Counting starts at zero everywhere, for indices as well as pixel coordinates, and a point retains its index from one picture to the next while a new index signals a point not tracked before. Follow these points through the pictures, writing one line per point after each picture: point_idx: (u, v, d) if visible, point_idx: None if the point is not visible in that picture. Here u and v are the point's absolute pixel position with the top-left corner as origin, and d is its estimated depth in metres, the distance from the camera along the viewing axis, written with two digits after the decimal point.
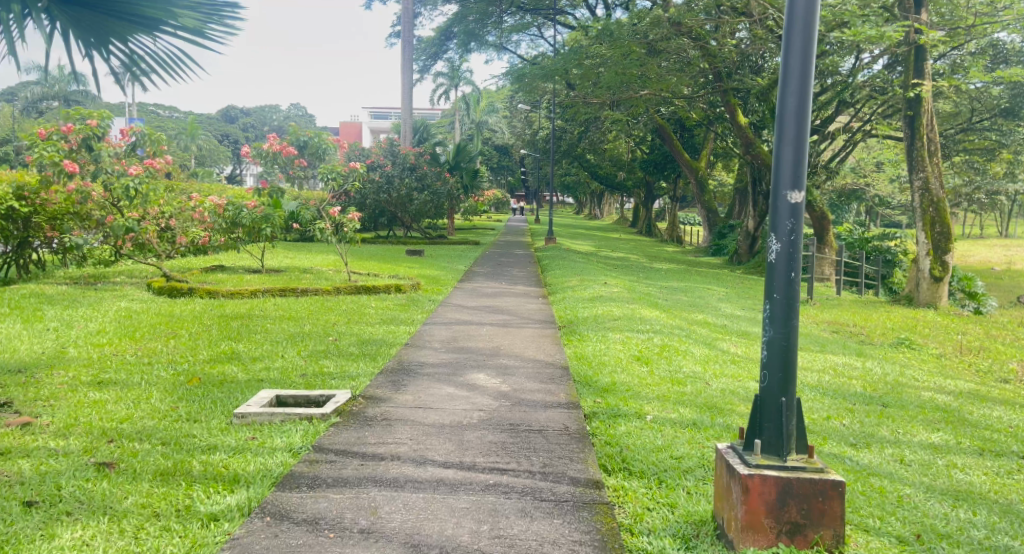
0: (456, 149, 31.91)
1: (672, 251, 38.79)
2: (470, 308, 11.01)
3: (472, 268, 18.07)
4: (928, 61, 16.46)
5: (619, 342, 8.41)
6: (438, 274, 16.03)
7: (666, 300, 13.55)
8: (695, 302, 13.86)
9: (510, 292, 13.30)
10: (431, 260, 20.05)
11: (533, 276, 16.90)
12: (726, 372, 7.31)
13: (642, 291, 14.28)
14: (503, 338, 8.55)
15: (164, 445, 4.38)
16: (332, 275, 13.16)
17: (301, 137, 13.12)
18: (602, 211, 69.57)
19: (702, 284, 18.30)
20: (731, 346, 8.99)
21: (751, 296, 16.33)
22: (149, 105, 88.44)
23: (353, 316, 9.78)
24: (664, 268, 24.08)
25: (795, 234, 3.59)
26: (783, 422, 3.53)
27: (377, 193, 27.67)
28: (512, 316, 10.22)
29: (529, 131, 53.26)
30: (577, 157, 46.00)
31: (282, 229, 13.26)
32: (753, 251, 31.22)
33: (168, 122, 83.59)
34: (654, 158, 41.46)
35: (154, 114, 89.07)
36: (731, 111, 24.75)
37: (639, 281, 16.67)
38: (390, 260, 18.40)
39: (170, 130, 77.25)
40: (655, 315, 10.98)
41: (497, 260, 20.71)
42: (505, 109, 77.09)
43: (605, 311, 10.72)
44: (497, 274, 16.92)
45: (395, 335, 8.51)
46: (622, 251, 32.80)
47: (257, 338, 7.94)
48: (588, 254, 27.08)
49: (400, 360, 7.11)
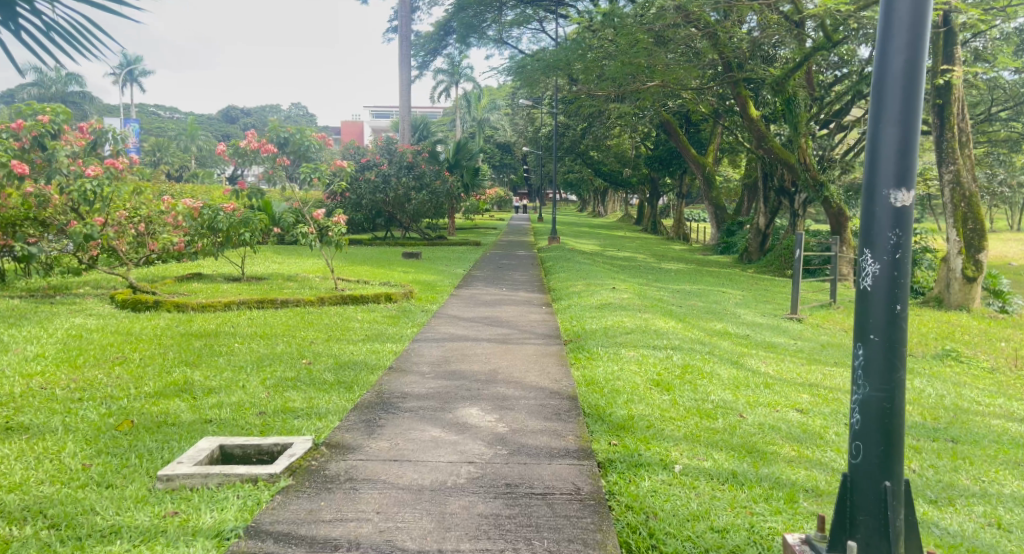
0: (457, 147, 30.96)
1: (678, 249, 37.72)
2: (467, 320, 9.98)
3: (471, 272, 17.06)
4: (958, 46, 15.43)
5: (634, 364, 7.40)
6: (434, 279, 15.02)
7: (679, 306, 12.53)
8: (711, 308, 12.82)
9: (511, 299, 12.28)
10: (430, 263, 19.07)
11: (537, 280, 15.91)
12: (760, 400, 6.29)
13: (654, 296, 13.26)
14: (503, 358, 7.52)
15: (53, 529, 3.43)
16: (318, 283, 12.16)
17: (281, 134, 11.89)
18: (606, 208, 68.52)
19: (715, 287, 17.25)
20: (760, 364, 7.97)
21: (769, 299, 15.30)
22: (149, 106, 87.68)
23: (334, 333, 8.71)
24: (673, 269, 23.08)
25: (900, 251, 2.85)
26: (890, 517, 2.82)
27: (374, 193, 26.67)
28: (513, 330, 9.19)
29: (530, 128, 52.22)
30: (580, 153, 44.94)
31: (264, 234, 12.24)
32: (764, 249, 30.17)
33: (167, 124, 82.80)
34: (660, 154, 40.44)
35: (154, 115, 88.35)
36: (742, 103, 23.66)
37: (650, 285, 15.64)
38: (384, 266, 17.37)
39: (169, 132, 76.50)
40: (671, 326, 9.95)
41: (498, 262, 19.76)
42: (506, 106, 76.07)
43: (616, 323, 9.71)
44: (499, 279, 15.94)
45: (378, 357, 7.45)
46: (627, 250, 31.72)
47: (218, 362, 6.85)
48: (593, 254, 26.03)
49: (380, 392, 6.07)
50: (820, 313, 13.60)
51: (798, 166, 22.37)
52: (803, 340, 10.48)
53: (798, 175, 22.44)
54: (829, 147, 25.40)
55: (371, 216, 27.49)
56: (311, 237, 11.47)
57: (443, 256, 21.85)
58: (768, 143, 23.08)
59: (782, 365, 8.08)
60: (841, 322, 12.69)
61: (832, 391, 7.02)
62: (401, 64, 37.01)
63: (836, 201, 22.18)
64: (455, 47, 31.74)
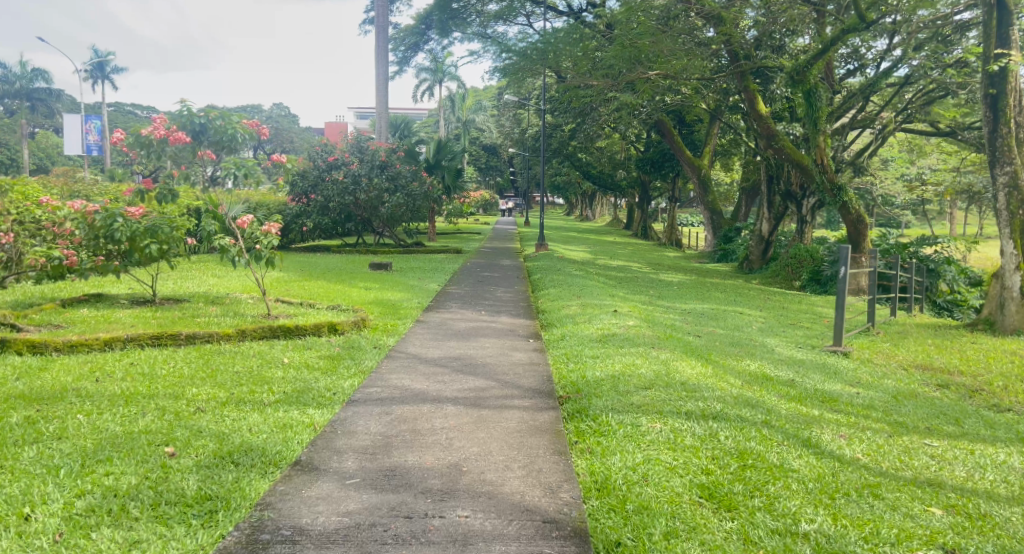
0: (437, 146, 28.64)
1: (673, 257, 35.50)
2: (428, 363, 7.56)
3: (446, 288, 14.71)
4: (1015, 26, 13.10)
5: (665, 452, 5.00)
6: (398, 299, 12.60)
7: (697, 336, 10.17)
8: (734, 338, 10.47)
9: (488, 330, 9.85)
10: (400, 275, 16.65)
11: (522, 298, 13.54)
12: (880, 528, 3.94)
13: (667, 323, 10.92)
14: (473, 438, 5.13)
15: None
16: (246, 308, 9.74)
17: (196, 118, 9.33)
18: (593, 212, 66.33)
19: (726, 305, 14.95)
20: (839, 440, 5.55)
21: (794, 323, 12.98)
22: (125, 107, 84.94)
23: (241, 391, 6.30)
24: (674, 282, 20.81)
25: None
26: None
27: (343, 195, 24.03)
28: (488, 381, 6.77)
29: (516, 129, 50.00)
30: (568, 155, 42.68)
31: (179, 246, 9.80)
32: (766, 258, 27.85)
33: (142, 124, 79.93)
34: (652, 156, 38.29)
35: (130, 115, 85.45)
36: (750, 98, 21.32)
37: (655, 306, 13.30)
38: (342, 280, 14.95)
39: None
40: (699, 371, 7.56)
41: (479, 275, 17.37)
42: (492, 108, 73.88)
43: (626, 370, 7.30)
44: (478, 296, 13.57)
45: (283, 442, 5.05)
46: (620, 258, 29.45)
47: (21, 458, 4.47)
48: (584, 264, 23.72)
49: (259, 531, 3.74)
50: (862, 342, 11.29)
51: (814, 166, 20.00)
52: (864, 386, 8.11)
53: (815, 179, 20.17)
54: (842, 148, 23.22)
55: (341, 220, 25.00)
56: (233, 251, 8.98)
57: (416, 266, 19.42)
58: (779, 142, 20.78)
59: (866, 441, 5.71)
60: (892, 354, 10.38)
61: (967, 496, 4.63)
62: (378, 58, 34.55)
63: (854, 206, 19.86)
64: (435, 40, 29.42)
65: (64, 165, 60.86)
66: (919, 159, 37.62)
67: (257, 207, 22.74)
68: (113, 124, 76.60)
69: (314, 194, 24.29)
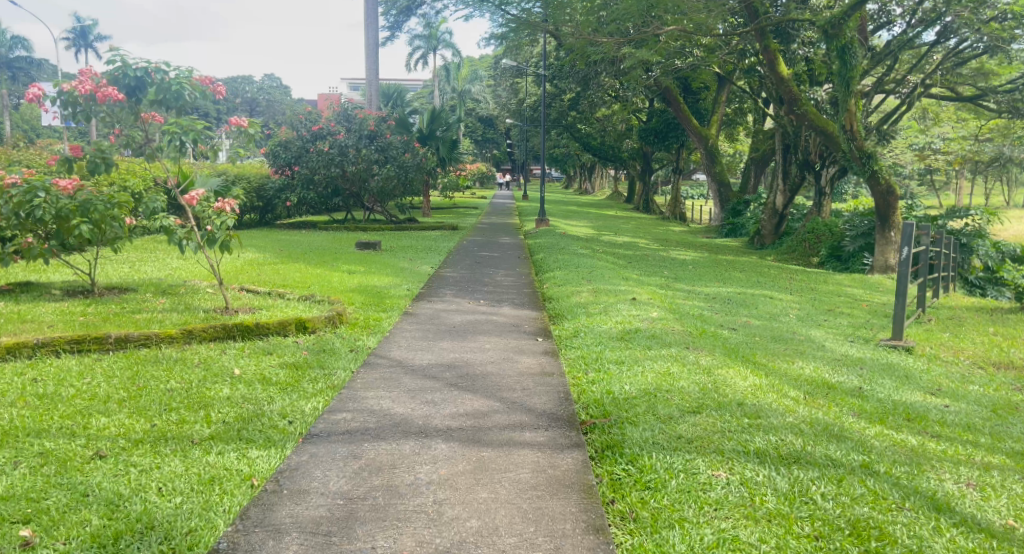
0: (431, 116, 27.04)
1: (678, 232, 33.98)
2: (414, 376, 6.09)
3: (440, 271, 13.22)
4: None
5: (743, 524, 3.54)
6: (385, 285, 11.13)
7: (732, 330, 8.72)
8: (775, 332, 9.00)
9: (488, 327, 8.39)
10: (390, 256, 15.16)
11: (526, 283, 12.04)
12: None
13: (695, 315, 9.47)
14: (471, 502, 3.67)
15: None
16: (201, 301, 8.23)
17: (133, 72, 7.62)
18: (592, 184, 64.62)
19: (751, 288, 13.48)
20: (970, 491, 4.05)
21: (832, 309, 11.51)
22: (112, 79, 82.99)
23: (168, 422, 4.65)
24: (685, 259, 19.38)
25: None
26: None
27: (330, 167, 22.48)
28: (489, 403, 5.28)
29: (513, 99, 48.28)
30: (567, 125, 41.05)
31: (121, 229, 8.24)
32: (779, 233, 26.30)
33: None
34: (655, 125, 36.71)
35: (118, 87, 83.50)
36: (770, 58, 19.73)
37: (675, 292, 11.84)
38: (324, 262, 13.46)
39: None
40: (752, 383, 6.07)
41: (476, 255, 15.87)
42: (489, 78, 71.92)
43: (662, 385, 5.83)
44: (476, 280, 12.08)
45: (200, 511, 3.55)
46: (625, 234, 27.97)
47: None
48: (588, 240, 22.23)
49: None
50: (919, 333, 9.83)
51: (839, 132, 18.51)
52: (949, 396, 6.61)
53: (839, 147, 18.69)
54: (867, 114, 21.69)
55: (328, 194, 23.48)
56: (180, 233, 7.45)
57: (408, 245, 17.94)
58: (802, 107, 19.33)
59: (1004, 490, 4.19)
60: (960, 348, 8.90)
61: None
62: (369, 23, 32.81)
63: (885, 177, 18.25)
64: (429, 3, 27.76)
65: (49, 137, 59.24)
66: (935, 127, 36.05)
67: (237, 181, 21.20)
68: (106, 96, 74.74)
69: (298, 167, 22.65)
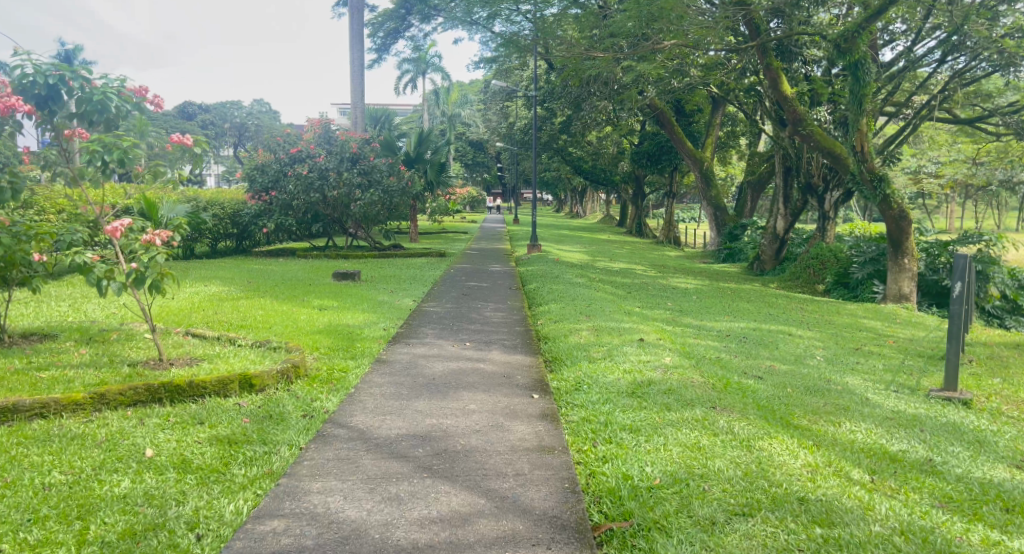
0: (417, 138, 25.91)
1: (674, 257, 32.75)
2: (376, 454, 4.84)
3: (422, 306, 11.98)
4: None
5: None
6: (359, 324, 9.91)
7: (759, 380, 7.46)
8: (807, 381, 7.74)
9: (471, 379, 7.12)
10: (368, 288, 13.93)
11: (517, 320, 10.80)
12: None
13: (714, 360, 8.21)
14: None
15: None
16: (134, 351, 6.99)
17: (49, 80, 6.70)
18: (584, 207, 63.34)
19: (765, 323, 12.23)
20: None
21: (861, 349, 10.24)
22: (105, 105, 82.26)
23: (19, 546, 3.64)
24: (685, 288, 18.27)
25: None
26: None
27: (309, 192, 21.28)
28: (470, 505, 4.08)
29: (502, 122, 47.31)
30: (559, 148, 39.99)
31: (33, 267, 6.98)
32: (779, 258, 25.18)
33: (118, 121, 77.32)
34: (648, 148, 35.79)
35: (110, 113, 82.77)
36: (773, 76, 18.74)
37: (683, 330, 10.58)
38: (292, 297, 12.20)
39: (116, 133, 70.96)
40: (806, 460, 4.80)
41: (463, 286, 14.63)
42: (479, 101, 71.23)
43: (694, 466, 4.60)
44: (462, 317, 10.86)
45: None
46: (620, 260, 26.74)
47: None
48: (583, 267, 21.07)
49: None
50: (966, 379, 8.59)
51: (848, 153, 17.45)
52: None
53: (848, 169, 17.64)
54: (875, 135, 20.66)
55: (307, 220, 22.26)
56: (100, 273, 6.20)
57: (390, 275, 16.68)
58: (807, 127, 18.27)
59: None
60: (1023, 398, 7.61)
61: None
62: (354, 43, 31.71)
63: (898, 200, 17.13)
64: (416, 23, 26.68)
65: None
66: (936, 150, 35.14)
67: (209, 207, 20.01)
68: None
69: (275, 192, 21.44)
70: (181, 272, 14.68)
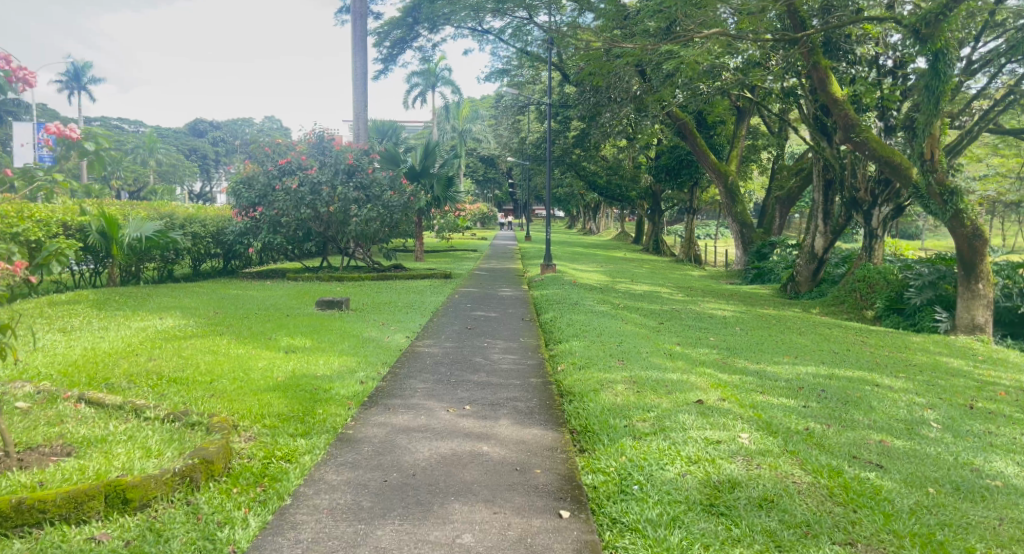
0: (424, 150, 23.79)
1: (697, 277, 30.49)
2: None
3: (416, 345, 9.78)
4: None
5: None
6: (330, 376, 7.74)
7: (882, 474, 5.18)
8: (946, 472, 5.51)
9: (467, 477, 4.88)
10: (354, 320, 11.75)
11: (533, 368, 8.56)
12: None
13: (805, 438, 5.91)
14: None
15: None
16: None
17: None
18: (596, 224, 60.97)
19: (837, 368, 9.93)
20: None
21: (973, 409, 7.91)
22: (114, 119, 81.16)
23: None
24: (721, 316, 16.07)
25: None
26: None
27: (299, 208, 19.22)
28: None
29: (513, 137, 45.19)
30: (572, 163, 37.86)
31: None
32: (816, 279, 22.60)
33: (127, 137, 76.06)
34: (668, 161, 33.63)
35: (120, 129, 81.53)
36: (821, 78, 16.56)
37: (742, 382, 8.26)
38: (257, 335, 10.01)
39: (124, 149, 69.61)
40: None
41: (468, 318, 12.41)
42: (491, 116, 69.39)
43: None
44: (463, 363, 8.64)
45: None
46: (643, 281, 24.48)
47: None
48: (604, 291, 18.88)
49: None
50: None
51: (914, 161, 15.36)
52: None
53: (910, 180, 15.44)
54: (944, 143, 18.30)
55: (298, 238, 20.14)
56: None
57: (384, 302, 14.51)
58: (862, 133, 16.07)
59: None
60: None
61: None
62: (357, 51, 29.73)
63: (972, 216, 14.80)
64: (426, 33, 24.55)
65: None
66: (981, 163, 32.57)
67: (190, 223, 17.79)
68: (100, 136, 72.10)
69: (264, 207, 19.41)
70: (140, 300, 12.53)
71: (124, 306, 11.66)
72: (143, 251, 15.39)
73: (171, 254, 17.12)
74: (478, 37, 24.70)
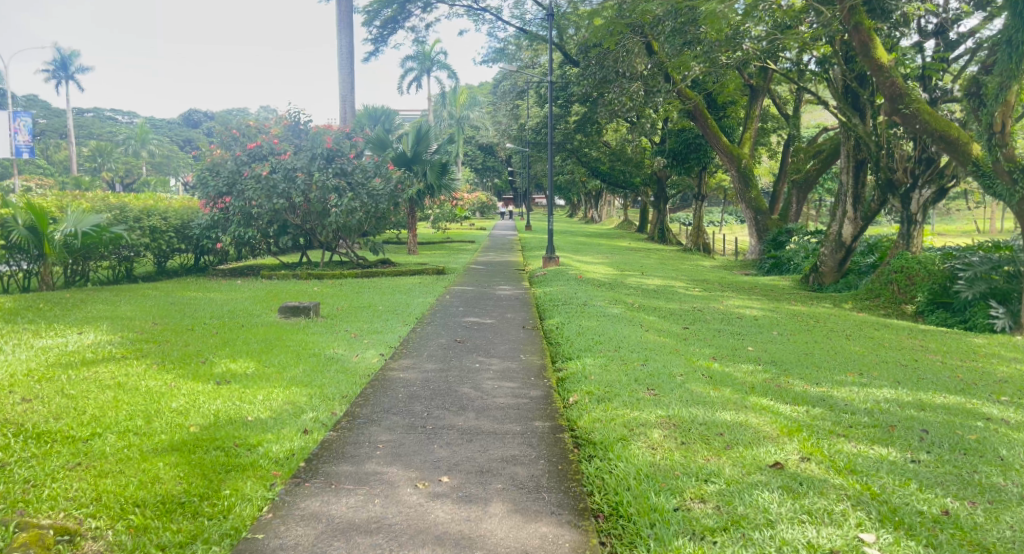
0: (416, 135, 21.67)
1: (709, 268, 28.40)
2: None
3: (389, 367, 7.73)
4: None
5: None
6: (262, 420, 5.72)
7: None
8: None
9: None
10: (320, 331, 9.71)
11: (536, 400, 6.48)
12: None
13: (960, 538, 3.94)
14: None
15: None
16: None
17: None
18: (599, 212, 58.51)
19: (921, 389, 7.82)
20: None
21: None
22: (105, 111, 79.01)
23: None
24: (751, 316, 14.06)
25: None
26: None
27: (270, 198, 17.06)
28: None
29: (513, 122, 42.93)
30: (575, 149, 35.70)
31: None
32: (843, 270, 20.32)
33: (117, 128, 73.89)
34: (676, 145, 31.46)
35: (111, 121, 79.30)
36: (862, 42, 14.44)
37: (815, 421, 6.16)
38: (189, 356, 7.94)
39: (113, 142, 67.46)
40: None
41: (458, 326, 10.34)
42: (489, 102, 67.01)
43: None
44: (446, 394, 6.62)
45: None
46: (654, 274, 22.42)
47: None
48: (614, 287, 16.82)
49: None
50: None
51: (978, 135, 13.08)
52: None
53: (971, 156, 13.41)
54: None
55: (273, 232, 18.08)
56: None
57: (363, 305, 12.48)
58: (910, 104, 13.92)
59: None
60: None
61: None
62: (345, 30, 27.60)
63: None
64: (417, 12, 22.48)
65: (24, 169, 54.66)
66: None
67: (145, 216, 15.68)
68: (89, 127, 69.93)
69: (232, 198, 17.30)
70: (64, 310, 10.46)
71: (40, 319, 9.62)
72: (86, 246, 13.24)
73: (126, 252, 15.17)
74: (473, 15, 22.59)
